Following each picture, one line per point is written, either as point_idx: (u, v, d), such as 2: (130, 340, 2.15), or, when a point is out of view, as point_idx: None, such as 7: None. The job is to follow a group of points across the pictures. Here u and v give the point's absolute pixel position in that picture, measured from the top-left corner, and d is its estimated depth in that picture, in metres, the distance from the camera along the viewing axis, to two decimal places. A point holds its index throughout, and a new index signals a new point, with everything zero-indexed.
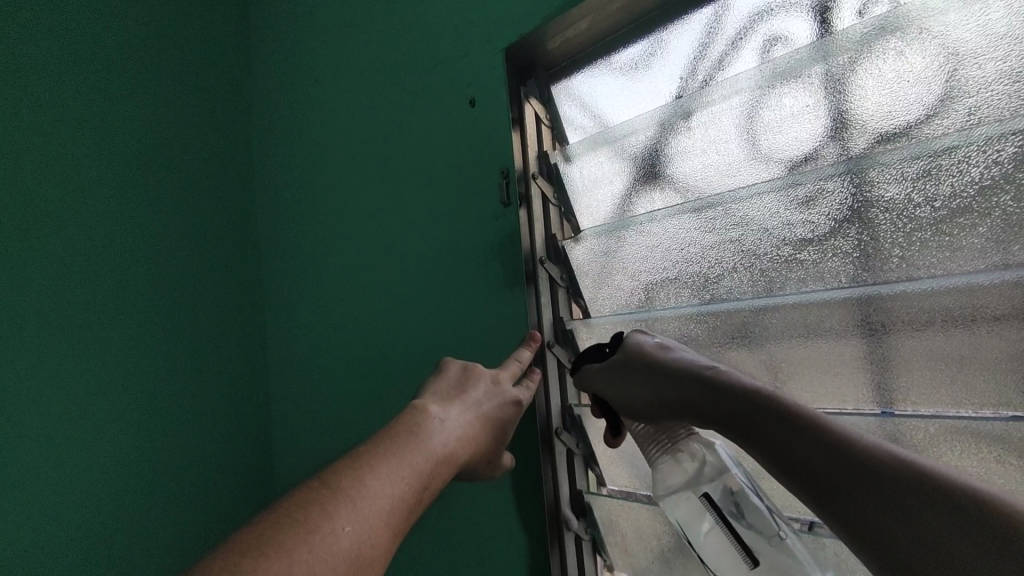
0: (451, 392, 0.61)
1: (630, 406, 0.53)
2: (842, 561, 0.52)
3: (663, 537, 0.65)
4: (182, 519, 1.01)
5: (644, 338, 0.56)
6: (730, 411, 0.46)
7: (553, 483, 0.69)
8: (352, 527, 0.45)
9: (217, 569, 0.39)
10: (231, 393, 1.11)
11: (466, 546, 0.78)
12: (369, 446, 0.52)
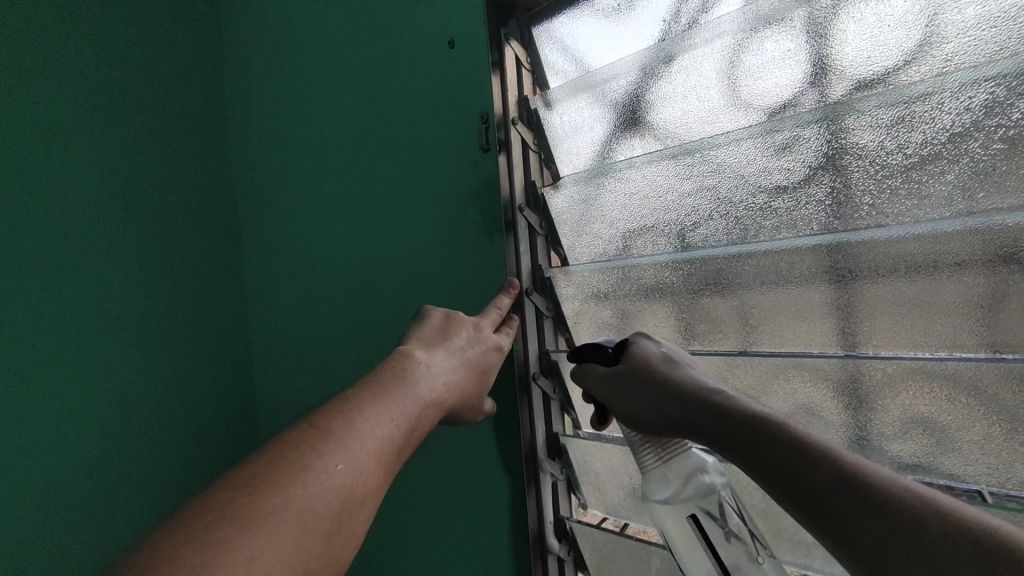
0: (438, 337, 0.62)
1: (629, 415, 0.54)
2: None
3: (634, 476, 0.68)
4: (165, 463, 1.02)
5: (649, 348, 0.57)
6: (736, 433, 0.47)
7: (530, 427, 0.72)
8: (345, 464, 0.46)
9: (212, 505, 0.40)
10: (211, 341, 1.11)
11: (447, 483, 0.81)
12: (357, 391, 0.52)
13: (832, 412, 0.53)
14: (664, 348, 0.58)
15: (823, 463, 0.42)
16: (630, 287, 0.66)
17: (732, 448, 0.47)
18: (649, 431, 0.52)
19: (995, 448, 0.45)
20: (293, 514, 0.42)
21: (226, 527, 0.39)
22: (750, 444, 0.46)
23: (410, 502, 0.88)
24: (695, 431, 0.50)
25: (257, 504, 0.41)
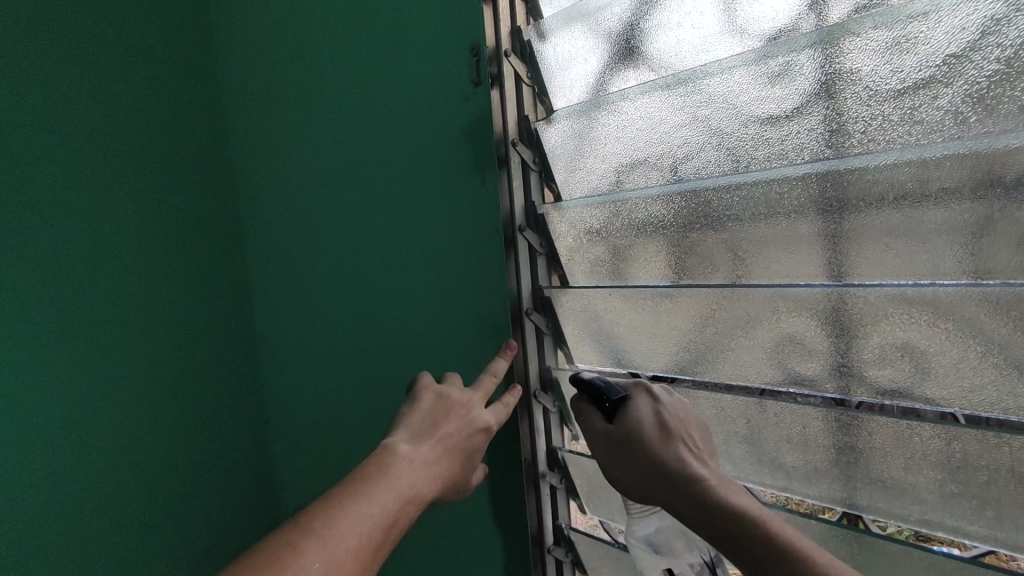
0: (425, 424, 0.66)
1: (615, 476, 0.59)
2: (782, 423, 0.57)
3: None
4: (179, 404, 1.02)
5: (644, 409, 0.59)
6: (705, 524, 0.52)
7: (522, 359, 0.75)
8: (321, 562, 0.50)
9: None
10: (213, 283, 1.09)
11: None
12: (343, 486, 0.57)
13: (817, 342, 0.54)
14: (662, 408, 0.59)
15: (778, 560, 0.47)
16: (621, 224, 0.66)
17: (702, 533, 0.52)
18: (634, 496, 0.58)
19: (968, 370, 0.46)
20: None
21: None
22: (717, 534, 0.51)
23: None
24: (671, 508, 0.55)
25: None
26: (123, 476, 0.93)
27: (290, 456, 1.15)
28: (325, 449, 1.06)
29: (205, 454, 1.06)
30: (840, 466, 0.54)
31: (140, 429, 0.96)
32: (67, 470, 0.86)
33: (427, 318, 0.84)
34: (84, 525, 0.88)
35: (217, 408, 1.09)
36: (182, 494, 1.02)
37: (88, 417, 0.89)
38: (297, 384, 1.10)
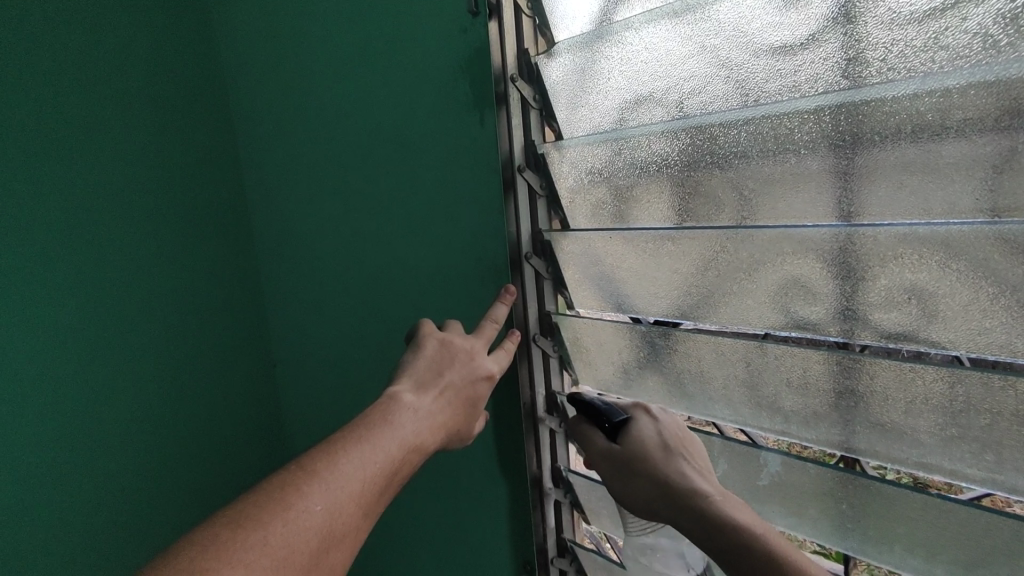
0: (429, 371, 0.66)
1: (620, 494, 0.62)
2: (784, 369, 0.56)
3: (625, 353, 0.70)
4: (184, 348, 1.03)
5: (645, 428, 0.62)
6: (711, 538, 0.54)
7: (522, 304, 0.74)
8: (324, 505, 0.51)
9: (199, 538, 0.46)
10: (212, 229, 1.07)
11: None
12: (347, 430, 0.58)
13: (822, 285, 0.52)
14: (662, 427, 0.62)
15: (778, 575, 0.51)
16: (624, 165, 0.64)
17: (708, 548, 0.55)
18: (639, 513, 0.61)
19: (979, 313, 0.45)
20: (271, 550, 0.47)
21: (208, 558, 0.44)
22: (723, 549, 0.54)
23: None
24: (676, 525, 0.57)
25: (240, 541, 0.46)
26: (132, 418, 0.95)
27: (296, 401, 1.17)
28: (331, 394, 1.08)
29: (212, 398, 1.08)
30: (839, 410, 0.54)
31: (147, 374, 0.97)
32: (77, 412, 0.88)
33: (427, 263, 0.83)
34: (98, 464, 0.90)
35: (222, 354, 1.10)
36: (190, 436, 1.04)
37: (96, 361, 0.90)
38: (300, 331, 1.11)
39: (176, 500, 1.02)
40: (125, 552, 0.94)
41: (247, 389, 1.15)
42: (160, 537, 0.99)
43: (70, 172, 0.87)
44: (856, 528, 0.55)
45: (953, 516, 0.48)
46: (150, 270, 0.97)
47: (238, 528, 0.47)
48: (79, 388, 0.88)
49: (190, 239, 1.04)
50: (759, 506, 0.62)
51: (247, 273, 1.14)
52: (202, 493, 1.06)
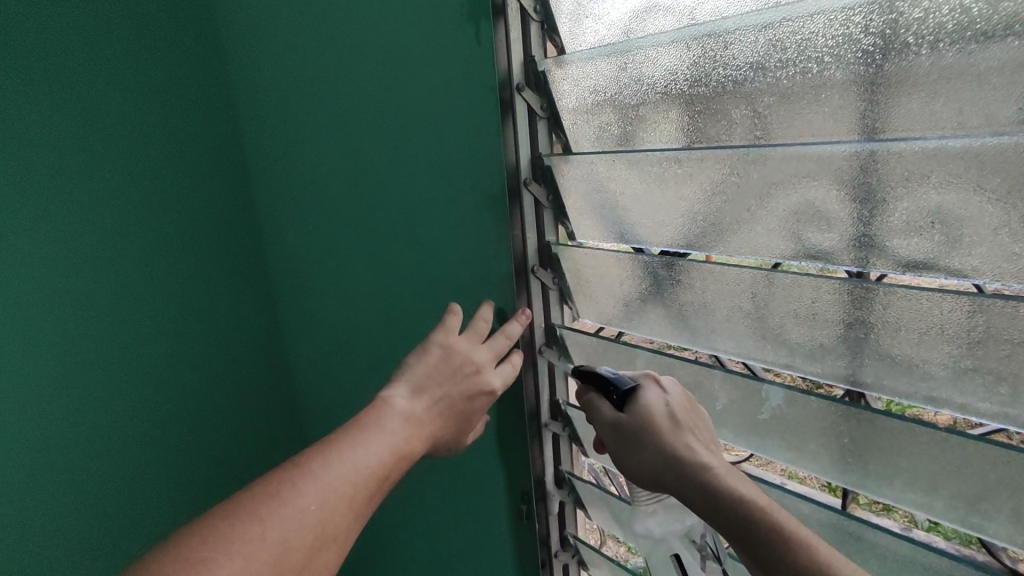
0: (430, 377, 0.66)
1: (627, 465, 0.59)
2: (791, 298, 0.53)
3: (626, 285, 0.67)
4: (183, 272, 1.07)
5: (654, 399, 0.59)
6: (714, 510, 0.52)
7: (520, 234, 0.71)
8: (317, 507, 0.53)
9: (197, 533, 0.47)
10: (211, 155, 1.09)
11: (442, 289, 0.83)
12: (342, 431, 0.59)
13: (838, 209, 0.48)
14: (671, 399, 0.60)
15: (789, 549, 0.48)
16: (629, 82, 0.59)
17: (711, 520, 0.53)
18: (644, 485, 0.59)
19: (1009, 237, 0.41)
20: (264, 548, 0.49)
21: (205, 548, 0.46)
22: (732, 524, 0.51)
23: (410, 313, 0.91)
24: (683, 497, 0.55)
25: (237, 537, 0.48)
26: (132, 337, 1.00)
27: (302, 332, 1.18)
28: (336, 325, 1.08)
29: (207, 329, 1.11)
30: (846, 342, 0.51)
31: (135, 304, 1.00)
32: (71, 329, 0.93)
33: (425, 191, 0.80)
34: (98, 378, 0.96)
35: (216, 286, 1.12)
36: (186, 365, 1.09)
37: (80, 291, 0.93)
38: (304, 262, 1.10)
39: (172, 425, 1.07)
40: (122, 469, 1.00)
41: (243, 321, 1.17)
42: (156, 456, 1.05)
43: (39, 103, 0.88)
44: (856, 462, 0.54)
45: (959, 450, 0.46)
46: (132, 203, 0.99)
47: (235, 520, 0.49)
48: (64, 316, 0.92)
49: (185, 165, 1.06)
50: (759, 440, 0.61)
51: (242, 205, 1.14)
52: (199, 418, 1.12)
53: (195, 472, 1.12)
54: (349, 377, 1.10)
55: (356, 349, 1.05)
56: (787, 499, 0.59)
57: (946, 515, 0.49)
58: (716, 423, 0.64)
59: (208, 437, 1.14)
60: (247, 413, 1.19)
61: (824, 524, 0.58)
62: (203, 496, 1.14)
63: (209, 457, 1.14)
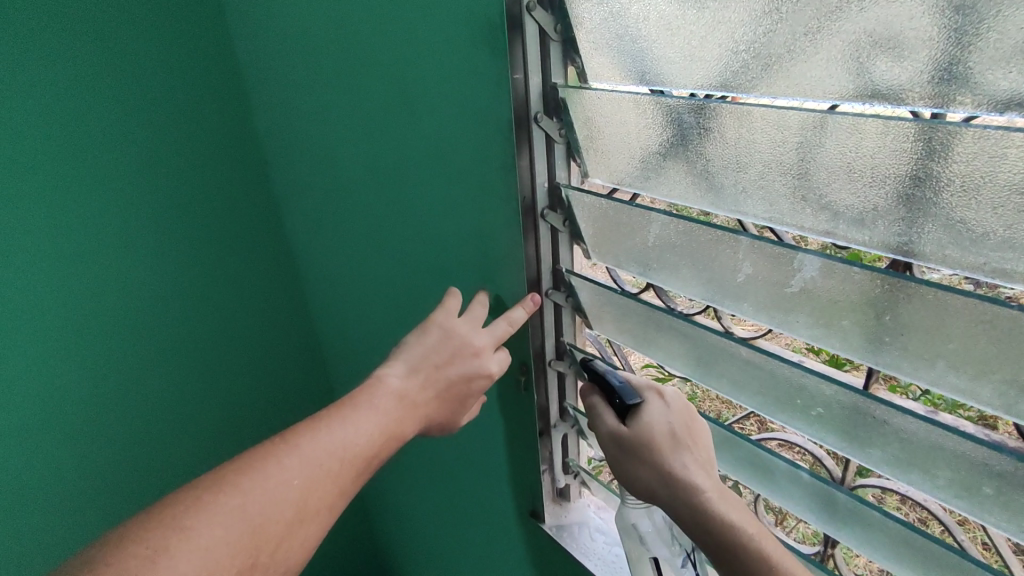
0: (424, 360, 0.75)
1: (628, 476, 0.65)
2: (847, 152, 0.43)
3: (645, 140, 0.57)
4: (178, 163, 1.15)
5: (656, 415, 0.63)
6: (703, 533, 0.58)
7: (524, 77, 0.61)
8: (300, 481, 0.62)
9: (188, 495, 0.57)
10: (196, 30, 1.12)
11: (437, 152, 0.77)
12: (334, 408, 0.69)
13: (924, 28, 0.38)
14: (674, 416, 0.63)
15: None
16: None
17: (700, 540, 0.58)
18: (642, 495, 0.65)
19: None
20: (247, 515, 0.58)
21: (188, 517, 0.55)
22: (715, 546, 0.57)
23: (409, 168, 0.84)
24: (676, 515, 0.61)
25: (222, 502, 0.57)
26: (135, 225, 1.12)
27: (295, 175, 1.19)
28: (330, 191, 1.09)
29: (191, 197, 1.18)
30: (907, 205, 0.42)
31: (132, 201, 1.10)
32: (103, 209, 1.07)
33: (413, 32, 0.70)
34: (108, 264, 1.10)
35: (213, 159, 1.20)
36: (194, 240, 1.21)
37: (80, 189, 1.04)
38: (303, 107, 1.04)
39: (164, 274, 1.18)
40: (113, 313, 1.12)
41: (240, 195, 1.25)
42: (163, 331, 1.21)
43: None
44: (893, 341, 0.47)
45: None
46: (81, 56, 1.00)
47: (219, 491, 0.58)
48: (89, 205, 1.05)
49: (168, 50, 1.09)
50: (783, 316, 0.54)
51: (228, 75, 1.17)
52: (207, 256, 1.24)
53: (185, 317, 1.24)
54: (349, 240, 1.11)
55: (361, 203, 1.01)
56: (806, 377, 0.54)
57: (989, 402, 0.44)
58: (733, 298, 0.57)
59: (196, 286, 1.23)
60: (243, 268, 1.30)
61: (844, 406, 0.53)
62: (201, 341, 1.28)
63: (199, 305, 1.25)
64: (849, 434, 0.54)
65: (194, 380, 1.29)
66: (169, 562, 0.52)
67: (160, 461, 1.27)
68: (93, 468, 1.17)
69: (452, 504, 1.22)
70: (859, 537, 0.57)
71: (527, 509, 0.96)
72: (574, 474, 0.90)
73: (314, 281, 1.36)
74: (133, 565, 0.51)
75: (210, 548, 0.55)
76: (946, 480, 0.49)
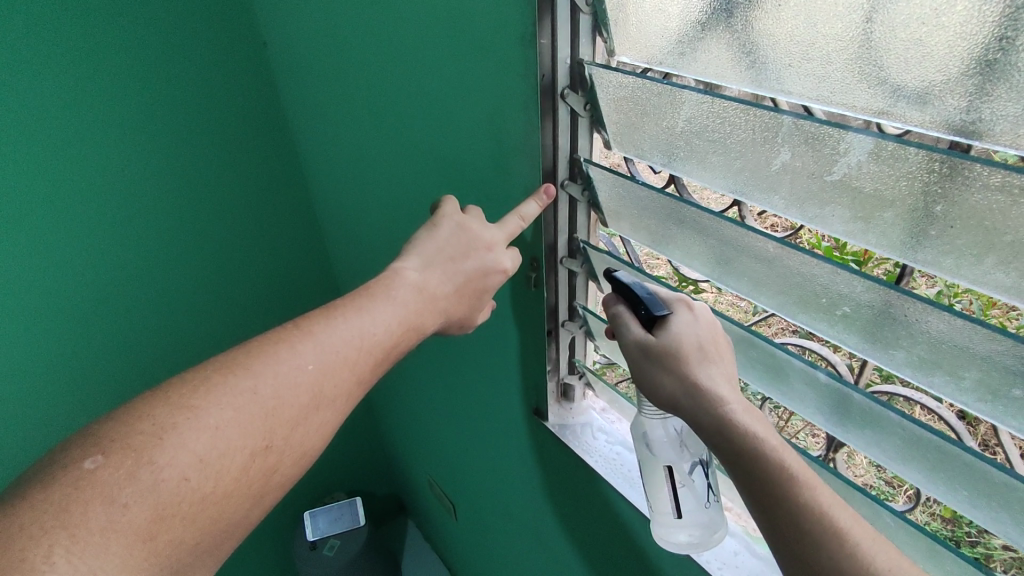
0: (441, 254, 0.72)
1: (649, 386, 0.64)
2: (921, 15, 0.38)
3: (685, 8, 0.51)
4: (170, 38, 1.13)
5: (685, 326, 0.62)
6: (723, 442, 0.56)
7: None
8: (315, 366, 0.61)
9: (201, 375, 0.57)
10: None
11: (446, 27, 0.71)
12: (352, 298, 0.68)
13: None
14: (702, 329, 0.62)
15: (785, 485, 0.52)
16: None
17: (719, 449, 0.57)
18: (662, 406, 0.63)
19: None
20: (262, 397, 0.58)
21: (197, 396, 0.55)
22: (735, 456, 0.55)
23: (416, 42, 0.77)
24: (695, 425, 0.59)
25: (235, 384, 0.57)
26: (130, 98, 1.13)
27: (293, 49, 1.12)
28: (329, 72, 1.04)
29: (185, 75, 1.17)
30: (984, 74, 0.37)
31: (120, 75, 1.10)
32: (91, 82, 1.08)
33: None
34: (97, 139, 1.11)
35: (207, 36, 1.17)
36: (187, 120, 1.21)
37: (70, 60, 1.04)
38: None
39: (152, 152, 1.19)
40: (107, 185, 1.15)
41: (234, 75, 1.23)
42: (158, 210, 1.24)
43: None
44: (936, 235, 0.44)
45: None
46: None
47: (229, 373, 0.57)
48: (77, 77, 1.06)
49: None
50: (817, 210, 0.51)
51: None
52: (199, 131, 1.23)
53: (177, 195, 1.25)
54: (351, 128, 1.07)
55: (364, 83, 0.94)
56: (835, 275, 0.51)
57: None
58: (765, 189, 0.53)
59: (191, 164, 1.24)
60: (243, 152, 1.31)
61: (873, 306, 0.50)
62: (200, 224, 1.31)
63: (193, 186, 1.27)
64: (873, 335, 0.52)
65: (195, 261, 1.34)
66: (179, 438, 0.52)
67: (163, 334, 1.36)
68: (102, 334, 1.27)
69: (458, 401, 1.25)
70: (868, 440, 0.57)
71: (532, 407, 0.97)
72: (579, 375, 0.90)
73: (318, 171, 1.33)
74: (141, 439, 0.51)
75: (221, 427, 0.54)
76: (971, 382, 0.47)
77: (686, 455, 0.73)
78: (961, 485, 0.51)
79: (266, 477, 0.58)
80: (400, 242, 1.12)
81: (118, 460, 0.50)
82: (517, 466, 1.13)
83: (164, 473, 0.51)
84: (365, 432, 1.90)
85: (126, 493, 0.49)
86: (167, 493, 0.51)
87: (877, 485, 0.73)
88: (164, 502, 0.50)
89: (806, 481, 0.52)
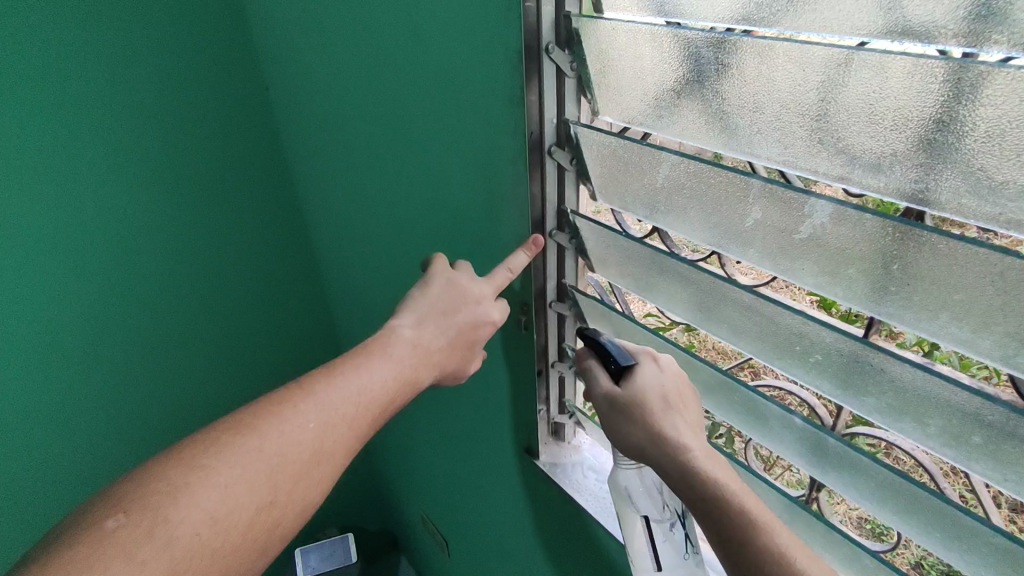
0: (435, 311, 0.75)
1: (619, 435, 0.66)
2: (871, 94, 0.41)
3: (661, 78, 0.55)
4: (177, 92, 1.17)
5: (649, 377, 0.64)
6: (687, 488, 0.59)
7: (537, 6, 0.58)
8: (317, 423, 0.63)
9: (206, 437, 0.59)
10: None
11: (442, 92, 0.75)
12: (352, 356, 0.70)
13: None
14: (667, 379, 0.64)
15: (746, 527, 0.54)
16: None
17: (683, 495, 0.59)
18: (630, 454, 0.66)
19: None
20: (268, 453, 0.60)
21: (207, 456, 0.57)
22: (698, 501, 0.57)
23: (414, 103, 0.81)
24: (662, 472, 0.62)
25: (243, 442, 0.59)
26: (140, 150, 1.15)
27: (296, 98, 1.16)
28: (329, 122, 1.07)
29: (189, 127, 1.20)
30: (929, 150, 0.41)
31: (129, 129, 1.13)
32: (102, 136, 1.10)
33: None
34: (107, 190, 1.13)
35: (212, 88, 1.21)
36: (191, 170, 1.23)
37: (82, 116, 1.07)
38: (303, 23, 1.00)
39: (156, 198, 1.20)
40: (115, 234, 1.17)
41: (237, 123, 1.27)
42: (162, 258, 1.25)
43: None
44: (897, 291, 0.47)
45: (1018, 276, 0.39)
46: None
47: (238, 433, 0.60)
48: (89, 132, 1.08)
49: None
50: (790, 264, 0.54)
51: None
52: (202, 176, 1.25)
53: (181, 240, 1.26)
54: (350, 174, 1.10)
55: (363, 136, 0.98)
56: (807, 325, 0.54)
57: (989, 353, 0.44)
58: (740, 243, 0.57)
59: (194, 212, 1.26)
60: (245, 197, 1.33)
61: (843, 353, 0.53)
62: (202, 269, 1.32)
63: (197, 233, 1.28)
64: (844, 381, 0.55)
65: (198, 306, 1.35)
66: (192, 497, 0.54)
67: (163, 379, 1.36)
68: (103, 383, 1.26)
69: (451, 441, 1.25)
70: (845, 480, 0.59)
71: (523, 446, 0.99)
72: (569, 415, 0.93)
73: (316, 212, 1.36)
74: (158, 500, 0.53)
75: (231, 485, 0.56)
76: (936, 428, 0.50)
77: (661, 508, 0.75)
78: (933, 527, 0.53)
79: (270, 533, 0.59)
80: (395, 284, 1.14)
81: (140, 518, 0.51)
82: (510, 506, 1.13)
83: (179, 530, 0.52)
84: (357, 467, 1.88)
85: (145, 550, 0.50)
86: (182, 549, 0.52)
87: (871, 518, 0.76)
88: (179, 559, 0.52)
89: (765, 523, 0.54)
